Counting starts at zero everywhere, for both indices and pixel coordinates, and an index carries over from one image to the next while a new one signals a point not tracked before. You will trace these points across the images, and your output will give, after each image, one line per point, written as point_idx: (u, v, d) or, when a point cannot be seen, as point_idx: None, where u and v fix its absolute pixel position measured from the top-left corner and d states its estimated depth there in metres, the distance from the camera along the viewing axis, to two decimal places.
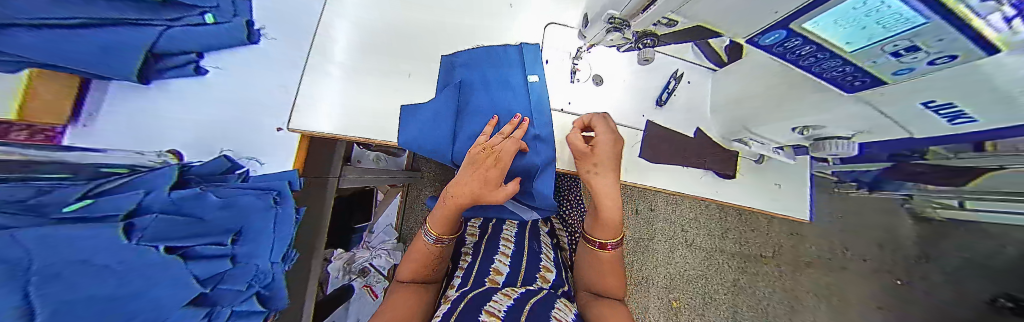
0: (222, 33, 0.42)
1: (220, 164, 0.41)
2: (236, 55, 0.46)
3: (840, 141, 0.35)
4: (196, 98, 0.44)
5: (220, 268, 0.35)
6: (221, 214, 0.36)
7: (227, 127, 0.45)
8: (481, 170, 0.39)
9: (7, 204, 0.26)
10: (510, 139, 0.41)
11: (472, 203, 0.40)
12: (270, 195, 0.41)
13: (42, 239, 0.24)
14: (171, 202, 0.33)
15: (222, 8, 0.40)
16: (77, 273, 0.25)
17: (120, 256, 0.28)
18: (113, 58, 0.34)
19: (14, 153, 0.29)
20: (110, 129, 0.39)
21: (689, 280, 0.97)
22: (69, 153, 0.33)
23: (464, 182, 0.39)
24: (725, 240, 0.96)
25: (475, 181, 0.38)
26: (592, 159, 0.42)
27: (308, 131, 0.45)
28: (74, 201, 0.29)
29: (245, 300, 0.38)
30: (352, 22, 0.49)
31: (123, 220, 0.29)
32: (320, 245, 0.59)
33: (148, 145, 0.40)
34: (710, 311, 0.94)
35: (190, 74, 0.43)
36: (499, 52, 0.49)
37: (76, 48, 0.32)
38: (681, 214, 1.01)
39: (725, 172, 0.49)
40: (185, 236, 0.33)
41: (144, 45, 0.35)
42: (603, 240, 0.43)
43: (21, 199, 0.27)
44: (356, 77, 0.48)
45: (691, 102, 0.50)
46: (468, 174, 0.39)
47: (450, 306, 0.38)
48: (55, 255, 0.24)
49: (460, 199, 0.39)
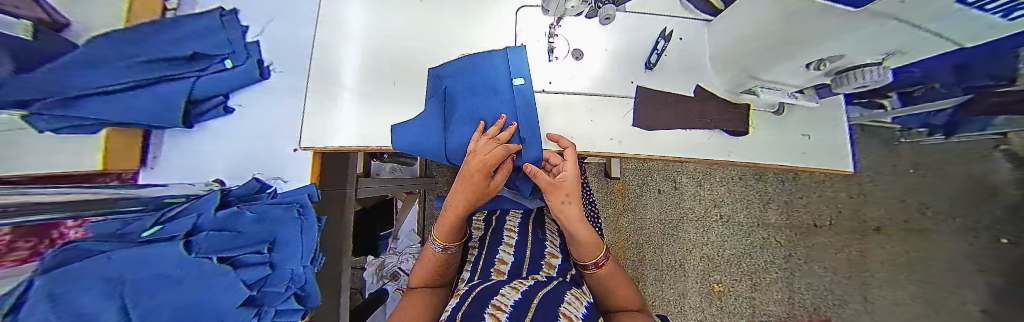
0: (240, 73, 0.48)
1: (253, 185, 0.48)
2: (251, 93, 0.52)
3: (871, 69, 0.26)
4: (230, 134, 0.51)
5: (263, 273, 0.41)
6: (256, 227, 0.43)
7: (256, 157, 0.52)
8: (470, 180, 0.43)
9: (111, 235, 0.34)
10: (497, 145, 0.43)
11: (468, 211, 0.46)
12: (293, 207, 0.47)
13: (132, 257, 0.31)
14: (217, 220, 0.40)
15: (238, 53, 0.48)
16: (154, 284, 0.31)
17: (182, 268, 0.34)
18: (161, 110, 0.41)
19: (104, 194, 0.37)
20: (169, 167, 0.47)
21: (729, 259, 0.88)
22: (143, 190, 0.42)
23: (456, 194, 0.44)
24: (766, 212, 0.82)
25: (466, 193, 0.44)
26: (562, 190, 0.44)
27: (320, 148, 0.50)
28: (148, 227, 0.36)
29: (285, 300, 0.44)
30: (349, 47, 0.53)
31: (183, 238, 0.36)
32: (346, 253, 0.66)
33: (195, 177, 0.48)
34: (766, 295, 0.80)
35: (221, 115, 0.50)
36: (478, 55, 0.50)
37: (132, 108, 0.39)
38: (711, 189, 0.93)
39: (736, 129, 0.45)
40: (232, 248, 0.39)
41: (183, 92, 0.43)
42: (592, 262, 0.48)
43: (116, 231, 0.34)
44: (357, 104, 0.53)
45: (685, 60, 0.47)
46: (460, 185, 0.44)
47: (459, 301, 0.40)
48: (145, 270, 0.31)
49: (455, 211, 0.45)
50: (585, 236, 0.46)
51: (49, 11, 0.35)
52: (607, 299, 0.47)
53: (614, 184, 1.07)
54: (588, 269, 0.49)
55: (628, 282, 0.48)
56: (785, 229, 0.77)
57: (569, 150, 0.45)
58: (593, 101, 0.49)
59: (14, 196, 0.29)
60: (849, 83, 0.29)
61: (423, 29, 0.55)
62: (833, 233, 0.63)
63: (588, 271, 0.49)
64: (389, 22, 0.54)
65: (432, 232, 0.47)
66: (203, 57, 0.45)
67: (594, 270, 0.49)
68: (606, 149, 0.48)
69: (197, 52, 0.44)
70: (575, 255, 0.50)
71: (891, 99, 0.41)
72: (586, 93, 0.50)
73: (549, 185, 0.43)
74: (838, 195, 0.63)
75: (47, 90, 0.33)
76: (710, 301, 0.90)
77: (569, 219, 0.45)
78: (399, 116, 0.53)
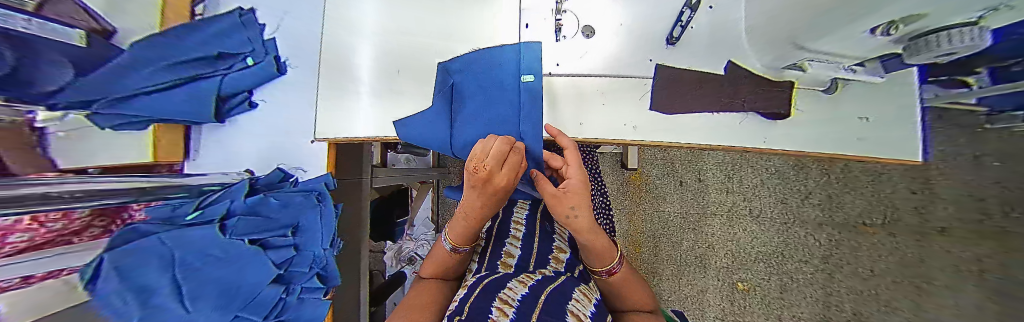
0: (260, 70, 0.50)
1: (278, 174, 0.52)
2: (274, 88, 0.55)
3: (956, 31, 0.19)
4: (257, 129, 0.55)
5: (289, 255, 0.45)
6: (283, 212, 0.46)
7: (281, 149, 0.56)
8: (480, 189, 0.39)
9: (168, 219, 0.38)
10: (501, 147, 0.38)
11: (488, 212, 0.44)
12: (312, 194, 0.50)
13: (178, 237, 0.34)
14: (247, 206, 0.43)
15: (257, 50, 0.50)
16: (202, 263, 0.35)
17: (221, 248, 0.37)
18: (195, 107, 0.45)
19: (154, 181, 0.42)
20: (207, 158, 0.52)
21: (757, 258, 0.80)
22: (186, 177, 0.46)
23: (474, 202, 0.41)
24: (802, 207, 0.66)
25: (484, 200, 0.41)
26: (569, 200, 0.41)
27: (348, 138, 0.54)
28: (190, 212, 0.40)
29: (309, 278, 0.48)
30: (361, 40, 0.55)
31: (219, 221, 0.39)
32: (364, 238, 0.71)
33: (231, 166, 0.53)
34: (795, 297, 0.69)
35: (247, 110, 0.53)
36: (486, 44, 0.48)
37: (172, 104, 0.43)
38: (741, 181, 0.83)
39: (776, 111, 0.37)
40: (262, 230, 0.43)
41: (214, 90, 0.46)
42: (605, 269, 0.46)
43: (168, 216, 0.38)
44: (371, 99, 0.55)
45: (716, 32, 0.41)
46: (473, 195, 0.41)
47: (467, 292, 0.41)
48: (189, 248, 0.34)
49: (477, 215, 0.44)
50: (598, 244, 0.44)
51: (98, 20, 0.38)
52: (622, 301, 0.47)
53: (630, 175, 1.11)
54: (599, 275, 0.48)
55: (640, 282, 0.48)
56: (824, 229, 0.61)
57: (569, 150, 0.42)
58: (605, 84, 0.47)
59: (87, 186, 0.33)
60: (927, 51, 0.22)
61: (431, 18, 0.54)
62: (885, 238, 0.46)
63: (600, 277, 0.48)
64: (395, 9, 0.54)
65: (445, 228, 0.48)
66: (228, 57, 0.47)
67: (605, 276, 0.47)
68: (620, 136, 0.45)
69: (223, 51, 0.46)
70: (585, 262, 0.49)
71: (979, 75, 0.24)
72: (598, 75, 0.47)
73: (553, 196, 0.41)
74: (878, 194, 0.47)
75: (101, 92, 0.36)
76: (732, 298, 0.86)
77: (580, 231, 0.42)
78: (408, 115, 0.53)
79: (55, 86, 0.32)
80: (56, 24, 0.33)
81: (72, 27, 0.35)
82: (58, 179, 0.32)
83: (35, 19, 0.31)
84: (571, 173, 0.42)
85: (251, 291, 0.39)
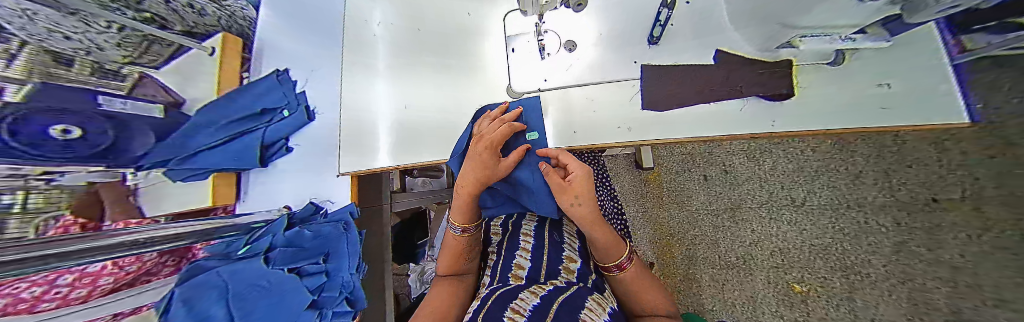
0: (294, 120, 0.58)
1: (310, 208, 0.58)
2: (305, 133, 0.61)
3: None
4: (291, 167, 0.60)
5: (321, 280, 0.49)
6: (314, 242, 0.51)
7: (314, 184, 0.62)
8: (476, 160, 0.47)
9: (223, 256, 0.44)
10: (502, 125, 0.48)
11: (480, 188, 0.48)
12: (340, 224, 0.55)
13: (233, 270, 0.40)
14: (286, 239, 0.49)
15: (290, 103, 0.58)
16: (249, 291, 0.39)
17: (265, 275, 0.42)
18: (244, 154, 0.51)
19: (217, 221, 0.49)
20: (256, 199, 0.56)
21: (814, 254, 0.62)
22: (236, 219, 0.51)
23: (470, 169, 0.47)
24: (856, 187, 0.52)
25: (478, 165, 0.46)
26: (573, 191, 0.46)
27: (370, 169, 0.60)
28: (240, 247, 0.46)
29: (339, 302, 0.51)
30: (377, 84, 0.63)
31: (263, 254, 0.45)
32: (387, 261, 0.76)
33: (271, 204, 0.57)
34: (870, 301, 0.51)
35: (285, 154, 0.59)
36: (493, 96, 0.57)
37: (226, 155, 0.49)
38: (774, 166, 0.74)
39: (776, 92, 0.36)
40: (299, 260, 0.48)
41: (257, 141, 0.53)
42: (615, 264, 0.46)
43: (228, 254, 0.45)
44: (391, 132, 0.61)
45: (696, 26, 0.42)
46: (470, 166, 0.47)
47: (479, 304, 0.42)
48: (241, 280, 0.40)
49: (468, 188, 0.47)
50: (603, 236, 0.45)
51: (172, 92, 0.46)
52: (635, 300, 0.45)
53: (648, 175, 1.15)
54: (611, 272, 0.47)
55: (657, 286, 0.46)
56: (888, 210, 0.47)
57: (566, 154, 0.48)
58: (595, 91, 0.49)
59: (157, 234, 0.40)
60: (928, 8, 0.20)
61: (430, 54, 0.60)
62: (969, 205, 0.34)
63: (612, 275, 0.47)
64: (401, 51, 0.61)
65: (448, 213, 0.51)
66: (269, 111, 0.55)
67: (617, 273, 0.46)
68: (614, 139, 0.45)
69: (266, 107, 0.54)
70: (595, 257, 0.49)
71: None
72: (588, 84, 0.49)
73: (559, 186, 0.46)
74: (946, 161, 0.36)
75: (174, 150, 0.45)
76: (793, 306, 0.68)
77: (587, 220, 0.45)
78: (434, 145, 0.59)
79: (143, 149, 0.42)
80: (142, 101, 0.42)
81: (154, 102, 0.44)
82: (138, 228, 0.39)
83: (128, 100, 0.41)
84: (573, 169, 0.46)
85: (290, 317, 0.42)
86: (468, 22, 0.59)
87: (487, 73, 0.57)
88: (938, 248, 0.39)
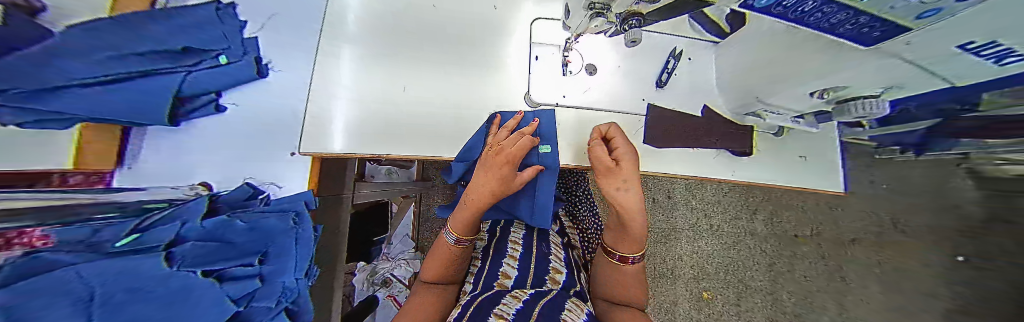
0: (235, 70, 0.43)
1: (245, 190, 0.45)
2: (251, 91, 0.48)
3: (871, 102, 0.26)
4: (225, 134, 0.47)
5: (252, 287, 0.37)
6: (248, 237, 0.39)
7: (254, 160, 0.48)
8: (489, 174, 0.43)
9: (75, 243, 0.28)
10: (521, 136, 0.44)
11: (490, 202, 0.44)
12: (289, 216, 0.45)
13: (108, 272, 0.25)
14: (205, 231, 0.36)
15: (232, 48, 0.43)
16: (133, 306, 0.26)
17: (161, 281, 0.29)
18: (148, 104, 0.36)
19: (81, 195, 0.33)
20: (155, 168, 0.41)
21: (719, 268, 0.83)
22: (117, 194, 0.36)
23: (480, 183, 0.43)
24: (753, 222, 0.74)
25: (491, 179, 0.42)
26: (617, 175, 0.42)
27: (327, 153, 0.49)
28: (123, 236, 0.31)
29: (274, 315, 0.41)
30: (347, 46, 0.52)
31: (163, 249, 0.31)
32: (341, 260, 0.65)
33: (182, 179, 0.43)
34: (750, 303, 0.74)
35: (213, 113, 0.45)
36: (504, 100, 0.54)
37: (112, 101, 0.33)
38: (702, 198, 0.90)
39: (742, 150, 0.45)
40: (221, 260, 0.36)
41: (173, 89, 0.37)
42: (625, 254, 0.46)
43: (82, 240, 0.29)
44: (352, 107, 0.51)
45: (693, 81, 0.49)
46: (482, 179, 0.43)
47: (460, 310, 0.39)
48: (118, 286, 0.26)
49: (477, 201, 0.43)
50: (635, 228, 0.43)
51: None
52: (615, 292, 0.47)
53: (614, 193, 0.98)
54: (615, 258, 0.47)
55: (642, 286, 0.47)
56: (773, 239, 0.67)
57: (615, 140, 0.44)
58: (606, 118, 0.51)
59: None
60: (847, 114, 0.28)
61: (440, 39, 0.55)
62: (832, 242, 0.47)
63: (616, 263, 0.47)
64: (403, 27, 0.54)
65: (446, 224, 0.46)
66: (196, 51, 0.39)
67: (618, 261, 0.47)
68: None
69: (191, 45, 0.38)
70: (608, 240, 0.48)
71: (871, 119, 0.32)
72: (600, 110, 0.51)
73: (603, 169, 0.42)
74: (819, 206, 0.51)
75: (17, 79, 0.27)
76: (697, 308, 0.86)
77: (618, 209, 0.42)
78: (429, 138, 0.52)
79: None
80: None
81: None
82: None
83: None
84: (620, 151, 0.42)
85: None
86: (489, 18, 0.55)
87: (501, 75, 0.55)
88: (800, 268, 0.56)
